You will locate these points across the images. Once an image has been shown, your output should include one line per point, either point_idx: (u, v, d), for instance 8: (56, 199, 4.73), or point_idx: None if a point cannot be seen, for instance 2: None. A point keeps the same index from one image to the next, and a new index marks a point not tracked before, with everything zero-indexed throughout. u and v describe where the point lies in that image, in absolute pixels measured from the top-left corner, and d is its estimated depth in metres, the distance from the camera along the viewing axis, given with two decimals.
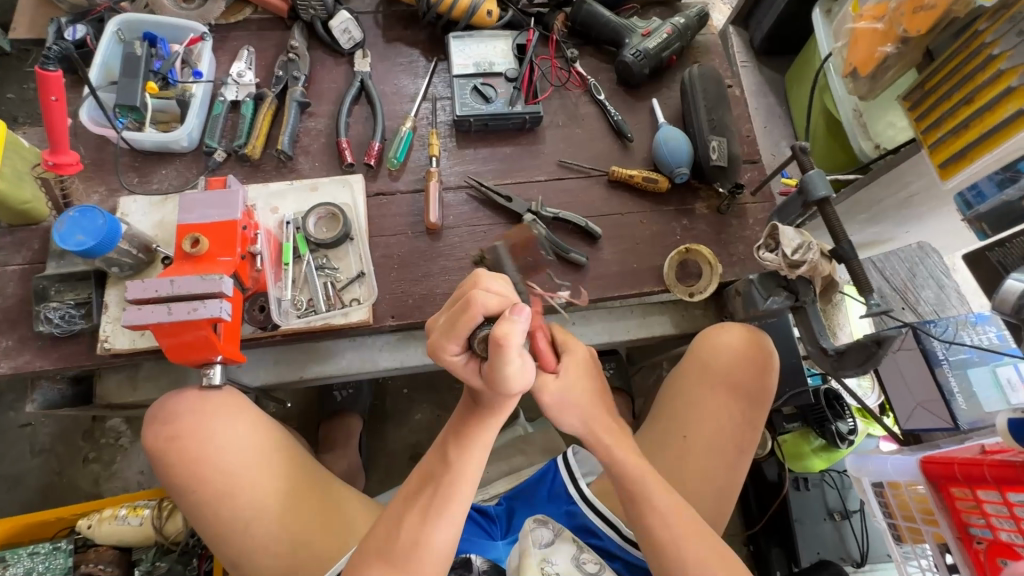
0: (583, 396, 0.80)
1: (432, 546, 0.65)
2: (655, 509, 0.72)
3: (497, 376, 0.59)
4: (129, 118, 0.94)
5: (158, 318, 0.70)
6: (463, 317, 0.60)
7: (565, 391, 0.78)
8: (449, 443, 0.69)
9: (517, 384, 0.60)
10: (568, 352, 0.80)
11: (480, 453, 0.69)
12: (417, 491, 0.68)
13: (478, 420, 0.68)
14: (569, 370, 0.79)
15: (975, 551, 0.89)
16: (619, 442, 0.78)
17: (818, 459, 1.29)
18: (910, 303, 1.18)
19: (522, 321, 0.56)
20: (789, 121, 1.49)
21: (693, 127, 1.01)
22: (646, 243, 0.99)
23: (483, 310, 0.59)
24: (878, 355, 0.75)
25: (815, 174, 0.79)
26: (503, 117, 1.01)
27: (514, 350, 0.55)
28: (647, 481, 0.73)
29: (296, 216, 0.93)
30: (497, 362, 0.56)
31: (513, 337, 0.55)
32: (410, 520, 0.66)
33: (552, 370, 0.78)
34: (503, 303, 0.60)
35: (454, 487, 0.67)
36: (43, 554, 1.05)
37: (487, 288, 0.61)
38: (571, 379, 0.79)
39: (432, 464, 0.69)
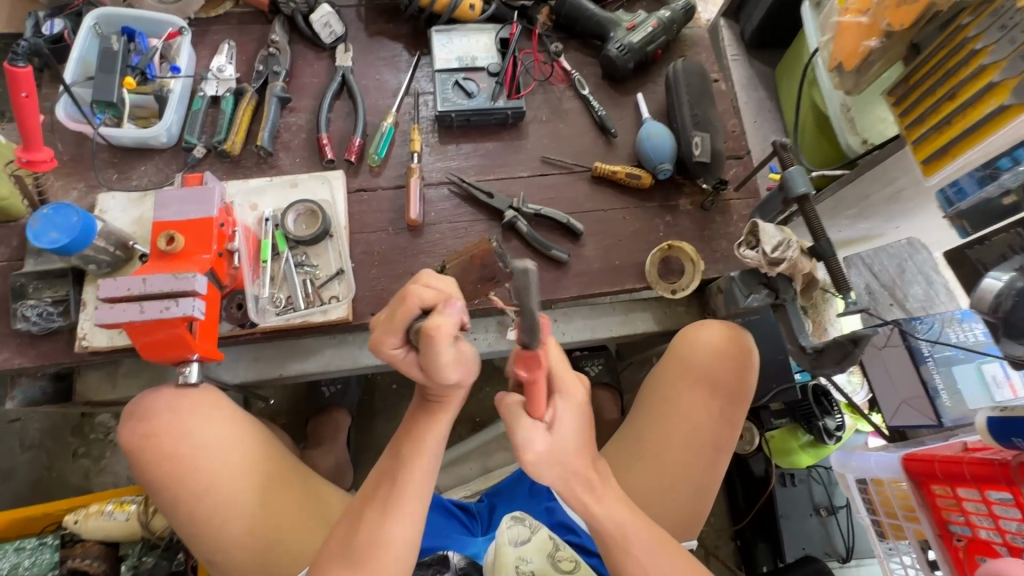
0: (573, 449, 0.60)
1: (391, 547, 0.65)
2: (634, 558, 0.65)
3: (433, 368, 0.58)
4: (107, 114, 0.93)
5: (130, 317, 0.70)
6: (399, 311, 0.59)
7: (557, 443, 0.59)
8: (402, 441, 0.69)
9: (453, 375, 0.59)
10: (563, 395, 0.61)
11: (433, 452, 0.69)
12: (374, 490, 0.68)
13: (427, 412, 0.69)
14: (564, 418, 0.60)
15: (954, 548, 0.89)
16: (601, 497, 0.64)
17: (804, 455, 1.30)
18: (897, 300, 1.09)
19: (456, 313, 0.56)
20: (779, 115, 1.47)
21: (677, 122, 1.00)
22: (628, 239, 0.98)
23: (418, 302, 0.59)
24: (855, 353, 0.76)
25: (796, 172, 0.78)
26: (485, 112, 1.00)
27: (446, 341, 0.54)
28: (627, 534, 0.65)
29: (275, 212, 0.93)
30: (430, 353, 0.56)
31: (444, 327, 0.55)
32: (368, 518, 0.66)
33: (540, 416, 0.60)
34: (442, 295, 0.60)
35: (410, 485, 0.67)
36: (28, 549, 1.05)
37: (427, 280, 0.61)
38: (566, 428, 0.60)
39: (387, 463, 0.69)
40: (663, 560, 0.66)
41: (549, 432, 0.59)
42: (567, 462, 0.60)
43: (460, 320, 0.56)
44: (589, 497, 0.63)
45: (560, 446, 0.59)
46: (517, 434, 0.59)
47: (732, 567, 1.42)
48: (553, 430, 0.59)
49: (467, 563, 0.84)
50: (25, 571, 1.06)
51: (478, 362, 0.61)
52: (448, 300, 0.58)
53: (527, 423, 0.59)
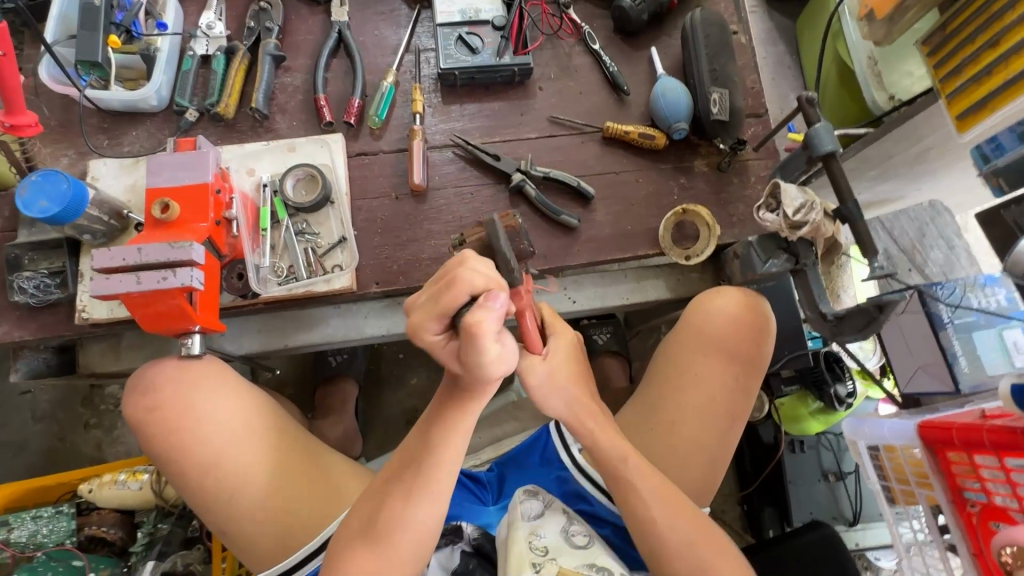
0: (567, 377, 0.74)
1: (408, 522, 0.65)
2: (642, 500, 0.72)
3: (474, 362, 0.57)
4: (93, 75, 0.89)
5: (127, 288, 0.67)
6: (446, 293, 0.57)
7: (552, 371, 0.72)
8: (432, 427, 0.67)
9: (496, 368, 0.58)
10: (556, 333, 0.75)
11: (465, 436, 0.67)
12: (399, 472, 0.67)
13: (458, 401, 0.65)
14: (557, 352, 0.73)
15: (968, 513, 0.88)
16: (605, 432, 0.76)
17: (814, 422, 1.29)
18: (917, 265, 1.13)
19: (499, 308, 0.54)
20: (799, 71, 1.40)
21: (693, 78, 0.94)
22: (641, 204, 0.94)
23: (468, 288, 0.56)
24: (879, 320, 0.72)
25: (822, 129, 0.74)
26: (491, 70, 0.94)
27: (489, 338, 0.53)
28: (632, 473, 0.73)
29: (273, 178, 0.89)
30: (472, 348, 0.54)
31: (486, 323, 0.53)
32: (391, 501, 0.66)
33: (538, 352, 0.71)
34: (491, 283, 0.57)
35: (435, 470, 0.66)
36: (46, 517, 1.06)
37: (473, 264, 0.57)
38: (558, 359, 0.73)
39: (411, 446, 0.68)
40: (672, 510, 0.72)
41: (544, 360, 0.71)
42: (568, 392, 0.74)
43: (501, 313, 0.54)
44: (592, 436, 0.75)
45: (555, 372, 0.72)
46: (522, 366, 0.70)
47: (740, 531, 1.45)
48: (549, 358, 0.72)
49: (480, 534, 0.83)
50: (44, 539, 1.05)
51: (518, 356, 0.60)
52: (491, 291, 0.55)
53: (529, 358, 0.70)
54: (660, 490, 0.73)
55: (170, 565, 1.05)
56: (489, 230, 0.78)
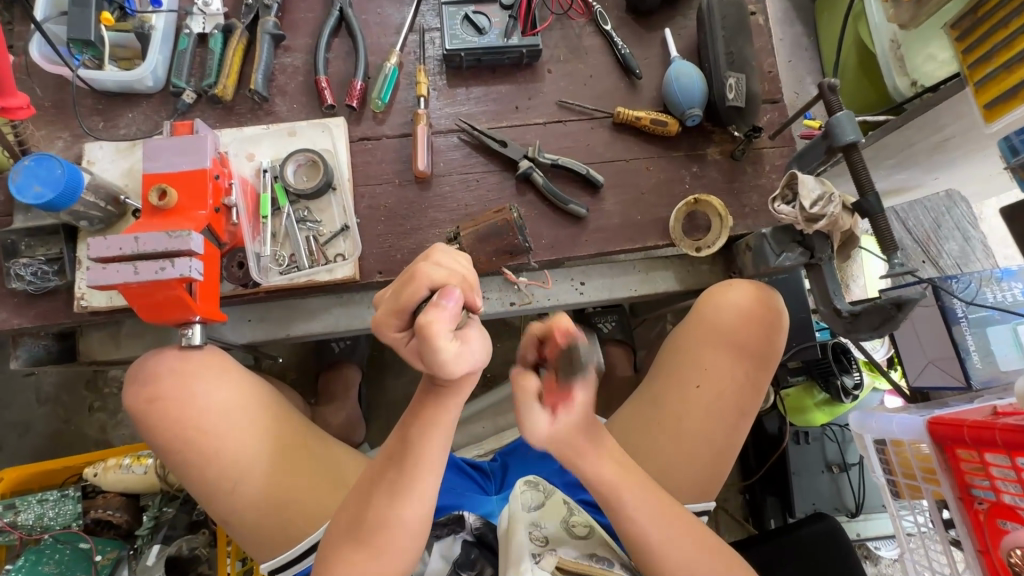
0: (585, 430, 0.64)
1: (400, 521, 0.64)
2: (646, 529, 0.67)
3: (434, 365, 0.54)
4: (86, 54, 0.86)
5: (124, 278, 0.65)
6: (406, 288, 0.57)
7: (569, 420, 0.62)
8: (408, 427, 0.65)
9: (457, 369, 0.54)
10: (582, 377, 0.61)
11: (445, 433, 0.66)
12: (384, 470, 0.66)
13: (436, 400, 0.64)
14: (582, 402, 0.62)
15: (975, 510, 0.88)
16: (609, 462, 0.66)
17: (818, 412, 1.32)
18: (931, 256, 1.18)
19: (452, 306, 0.53)
20: (816, 54, 1.35)
21: (709, 61, 0.91)
22: (651, 193, 0.92)
23: (427, 282, 0.56)
24: (897, 318, 0.70)
25: (844, 118, 0.70)
26: (498, 51, 0.91)
27: (441, 338, 0.51)
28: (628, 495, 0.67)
29: (274, 163, 0.87)
30: (429, 350, 0.52)
31: (438, 322, 0.51)
32: (378, 499, 0.65)
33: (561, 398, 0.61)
34: (453, 278, 0.57)
35: (421, 467, 0.65)
36: (51, 501, 1.06)
37: (437, 260, 0.58)
38: (578, 408, 0.63)
39: (394, 445, 0.67)
40: (673, 533, 0.68)
41: (564, 410, 0.61)
42: (577, 437, 0.64)
43: (453, 310, 0.53)
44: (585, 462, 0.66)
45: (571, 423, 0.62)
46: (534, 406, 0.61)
47: (740, 519, 1.46)
48: (568, 409, 0.61)
49: (482, 523, 0.82)
50: (51, 522, 1.05)
51: (484, 355, 0.56)
52: (446, 289, 0.54)
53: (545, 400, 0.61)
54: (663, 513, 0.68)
55: (175, 549, 1.07)
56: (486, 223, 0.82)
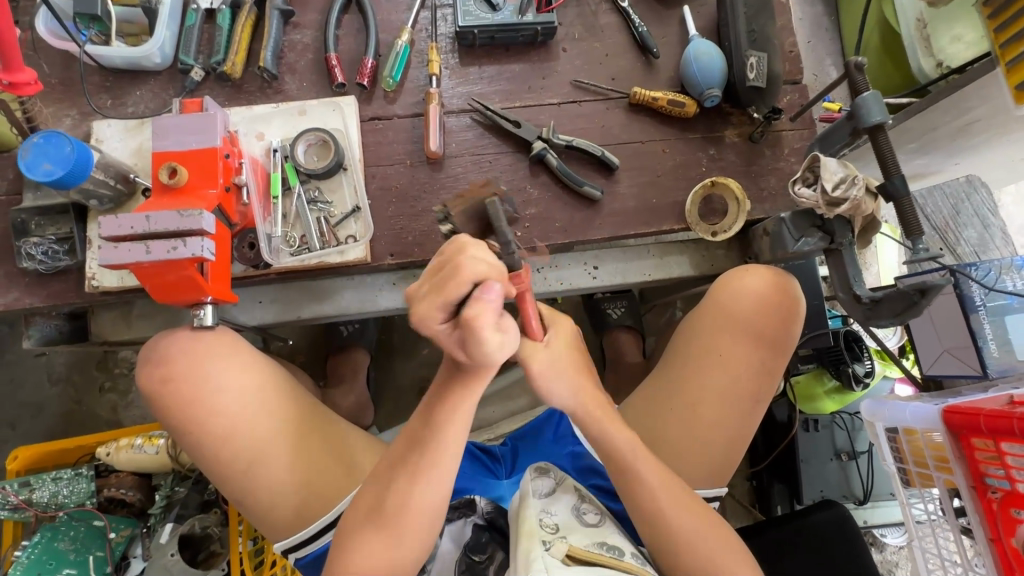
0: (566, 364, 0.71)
1: (419, 502, 0.65)
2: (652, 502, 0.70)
3: (478, 353, 0.55)
4: (93, 30, 0.84)
5: (136, 258, 0.65)
6: (452, 283, 0.52)
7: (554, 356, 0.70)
8: (436, 411, 0.65)
9: (499, 355, 0.56)
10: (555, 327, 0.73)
11: (464, 421, 0.65)
12: (405, 454, 0.66)
13: (461, 385, 0.64)
14: (558, 339, 0.71)
15: (987, 499, 0.87)
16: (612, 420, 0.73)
17: (829, 401, 1.33)
18: (950, 243, 1.20)
19: (495, 301, 0.52)
20: (836, 34, 1.32)
21: (729, 40, 0.88)
22: (667, 175, 0.90)
23: (473, 276, 0.52)
24: (919, 305, 0.68)
25: (870, 98, 0.68)
26: (512, 29, 0.88)
27: (488, 330, 0.52)
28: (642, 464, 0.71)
29: (284, 142, 0.85)
30: (474, 341, 0.53)
31: (484, 317, 0.52)
32: (398, 483, 0.65)
33: (539, 337, 0.69)
34: (496, 270, 0.53)
35: (439, 451, 0.65)
36: (65, 479, 1.06)
37: (474, 251, 0.53)
38: (558, 345, 0.71)
39: (418, 427, 0.67)
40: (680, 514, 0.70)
41: (547, 346, 0.70)
42: (569, 373, 0.71)
43: (500, 302, 0.53)
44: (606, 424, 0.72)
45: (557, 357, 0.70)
46: (525, 354, 0.68)
47: (747, 505, 1.47)
48: (549, 345, 0.70)
49: (493, 507, 0.83)
50: (65, 499, 1.06)
51: (517, 336, 0.58)
52: (489, 283, 0.52)
53: (531, 345, 0.68)
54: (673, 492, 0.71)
55: (188, 528, 1.07)
56: None
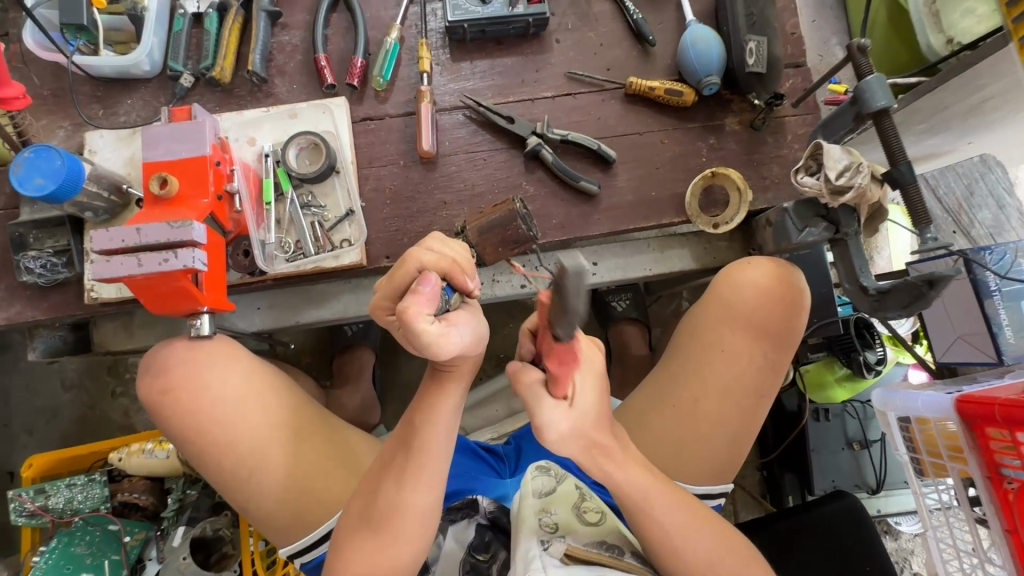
0: (593, 422, 0.61)
1: (410, 505, 0.64)
2: (655, 519, 0.67)
3: (420, 349, 0.54)
4: (81, 39, 0.83)
5: (128, 271, 0.64)
6: (399, 272, 0.56)
7: (579, 417, 0.60)
8: (412, 417, 0.65)
9: (443, 351, 0.54)
10: (583, 366, 0.61)
11: (447, 422, 0.65)
12: (391, 458, 0.66)
13: (437, 385, 0.65)
14: (584, 395, 0.60)
15: (1003, 490, 0.85)
16: (622, 463, 0.65)
17: (840, 390, 1.30)
18: (963, 226, 1.14)
19: (430, 289, 0.52)
20: (842, 13, 1.27)
21: (727, 25, 0.85)
22: (666, 167, 0.88)
23: (418, 265, 0.56)
24: (928, 296, 0.66)
25: (874, 81, 0.66)
26: (503, 22, 0.86)
27: (420, 320, 0.51)
28: (653, 506, 0.66)
29: (275, 147, 0.84)
30: (412, 335, 0.52)
31: (415, 307, 0.51)
32: (386, 487, 0.65)
33: (562, 396, 0.60)
34: (444, 262, 0.56)
35: (427, 454, 0.64)
36: (79, 485, 1.08)
37: (429, 244, 0.57)
38: (587, 404, 0.60)
39: (401, 433, 0.66)
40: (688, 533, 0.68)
41: (568, 410, 0.59)
42: (586, 436, 0.61)
43: (433, 294, 0.53)
44: (609, 465, 0.64)
45: (582, 422, 0.60)
46: (539, 411, 0.59)
47: (758, 497, 1.46)
48: (575, 405, 0.60)
49: (496, 507, 0.83)
50: (80, 504, 1.09)
51: (469, 334, 0.56)
52: (426, 274, 0.54)
53: (549, 402, 0.59)
54: (682, 513, 0.68)
55: (199, 530, 1.08)
56: (489, 215, 0.77)
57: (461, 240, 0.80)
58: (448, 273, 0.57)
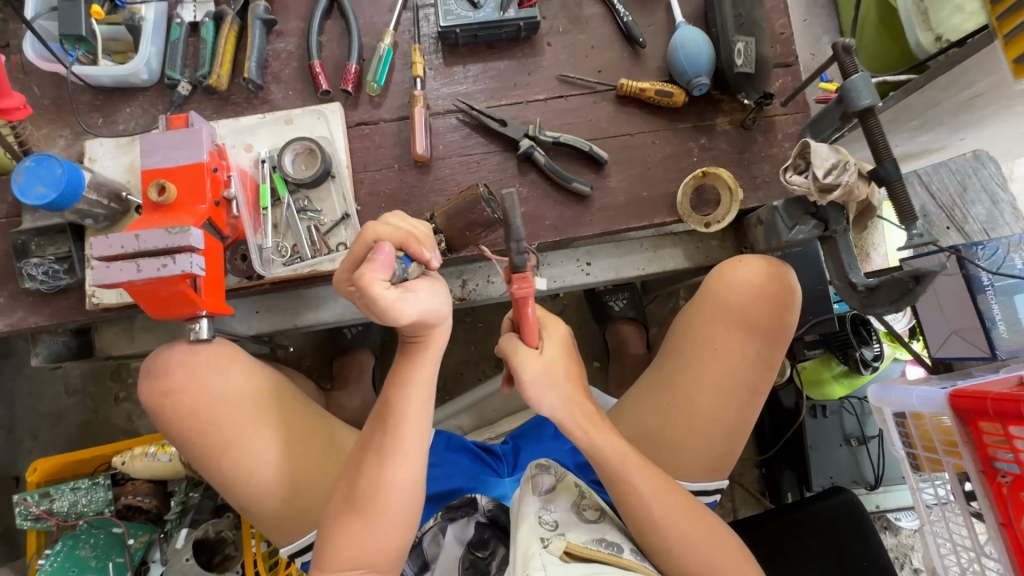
0: (564, 370, 0.74)
1: (392, 480, 0.66)
2: (638, 495, 0.71)
3: (381, 316, 0.57)
4: (81, 50, 0.85)
5: (128, 277, 0.66)
6: (359, 245, 0.58)
7: (549, 365, 0.73)
8: (388, 389, 0.68)
9: (402, 314, 0.57)
10: (548, 329, 0.76)
11: (422, 396, 0.68)
12: (371, 437, 0.68)
13: (408, 357, 0.68)
14: (551, 345, 0.74)
15: (997, 484, 0.85)
16: (602, 429, 0.73)
17: (837, 386, 1.29)
18: (956, 222, 1.14)
19: (385, 258, 0.55)
20: (833, 11, 1.28)
21: (716, 26, 0.86)
22: (657, 168, 0.89)
23: (376, 237, 0.58)
24: (916, 291, 0.67)
25: (859, 81, 0.67)
26: (494, 26, 0.87)
27: (375, 286, 0.54)
28: (629, 465, 0.71)
29: (271, 153, 0.86)
30: (370, 301, 0.55)
31: (372, 274, 0.54)
32: (368, 465, 0.66)
33: (535, 345, 0.72)
34: (399, 234, 0.59)
35: (402, 428, 0.67)
36: (83, 488, 1.10)
37: (387, 219, 0.60)
38: (554, 355, 0.73)
39: (379, 410, 0.69)
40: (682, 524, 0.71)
41: (541, 356, 0.72)
42: (559, 386, 0.73)
43: (389, 262, 0.55)
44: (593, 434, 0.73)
45: (553, 369, 0.72)
46: (521, 361, 0.71)
47: (757, 495, 1.47)
48: (544, 353, 0.72)
49: (495, 505, 0.84)
50: (84, 508, 1.10)
51: (425, 300, 0.59)
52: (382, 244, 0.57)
53: (526, 351, 0.71)
54: (670, 496, 0.71)
55: (202, 532, 1.09)
56: (455, 201, 0.77)
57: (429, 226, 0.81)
58: (404, 244, 0.59)
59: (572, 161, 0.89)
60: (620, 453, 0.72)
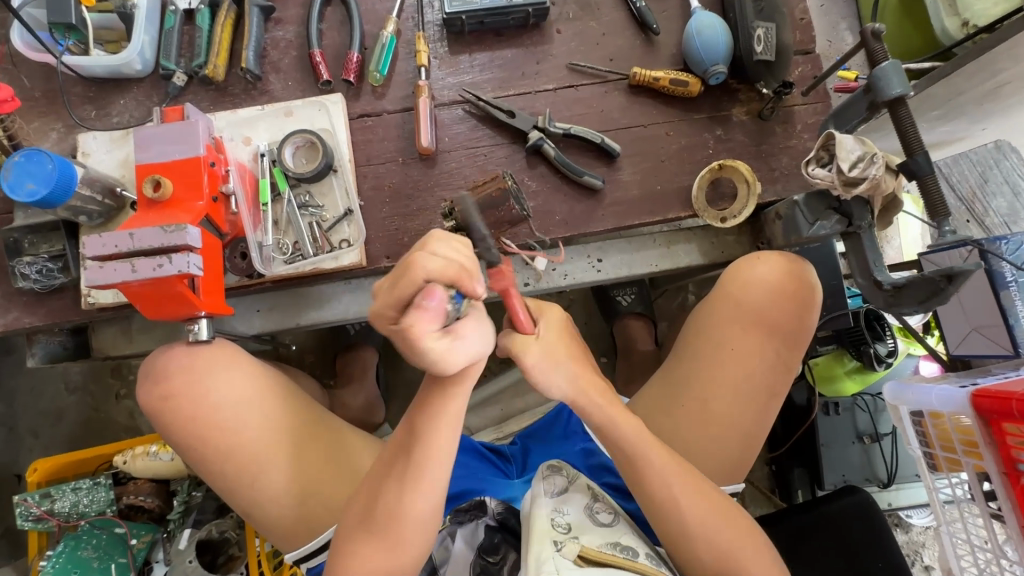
0: (566, 352, 0.70)
1: (413, 510, 0.63)
2: (659, 499, 0.69)
3: (426, 360, 0.53)
4: (71, 39, 0.82)
5: (123, 277, 0.63)
6: (403, 281, 0.49)
7: (550, 344, 0.68)
8: (415, 414, 0.64)
9: (449, 363, 0.54)
10: (543, 316, 0.70)
11: (451, 424, 0.64)
12: (392, 461, 0.65)
13: (439, 388, 0.63)
14: (548, 327, 0.70)
15: (1020, 486, 0.83)
16: (610, 419, 0.70)
17: (850, 382, 1.24)
18: (976, 214, 1.11)
19: (437, 305, 0.49)
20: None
21: (734, 11, 0.82)
22: (672, 160, 0.85)
23: (424, 272, 0.49)
24: (947, 291, 0.63)
25: (889, 68, 0.63)
26: (502, 12, 0.84)
27: (426, 340, 0.50)
28: (643, 463, 0.69)
29: (271, 146, 0.83)
30: (418, 350, 0.51)
31: (421, 326, 0.49)
32: (387, 490, 0.64)
33: (530, 329, 0.68)
34: (453, 269, 0.50)
35: (428, 458, 0.63)
36: (85, 489, 1.08)
37: (434, 247, 0.51)
38: (552, 336, 0.69)
39: (403, 435, 0.65)
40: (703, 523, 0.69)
41: (539, 336, 0.68)
42: (561, 367, 0.69)
43: (442, 313, 0.49)
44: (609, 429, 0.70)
45: (552, 346, 0.68)
46: (517, 347, 0.67)
47: (767, 493, 1.45)
48: (542, 335, 0.68)
49: (503, 508, 0.81)
50: (86, 508, 1.08)
51: (476, 344, 0.55)
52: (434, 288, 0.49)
53: (520, 335, 0.67)
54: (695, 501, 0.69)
55: (205, 533, 1.07)
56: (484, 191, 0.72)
57: (450, 223, 0.71)
58: (457, 281, 0.51)
59: (583, 154, 0.85)
60: (633, 439, 0.70)
